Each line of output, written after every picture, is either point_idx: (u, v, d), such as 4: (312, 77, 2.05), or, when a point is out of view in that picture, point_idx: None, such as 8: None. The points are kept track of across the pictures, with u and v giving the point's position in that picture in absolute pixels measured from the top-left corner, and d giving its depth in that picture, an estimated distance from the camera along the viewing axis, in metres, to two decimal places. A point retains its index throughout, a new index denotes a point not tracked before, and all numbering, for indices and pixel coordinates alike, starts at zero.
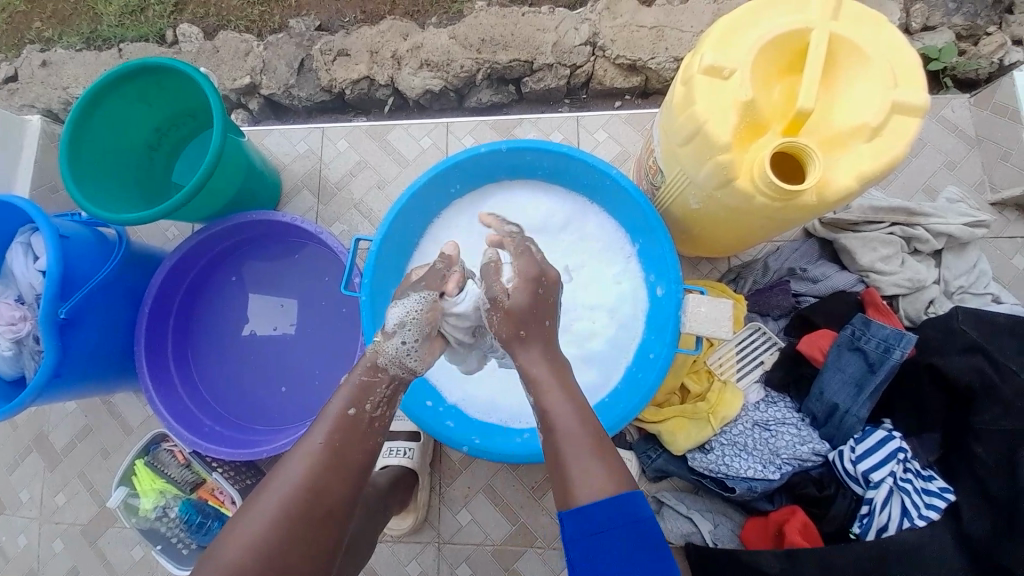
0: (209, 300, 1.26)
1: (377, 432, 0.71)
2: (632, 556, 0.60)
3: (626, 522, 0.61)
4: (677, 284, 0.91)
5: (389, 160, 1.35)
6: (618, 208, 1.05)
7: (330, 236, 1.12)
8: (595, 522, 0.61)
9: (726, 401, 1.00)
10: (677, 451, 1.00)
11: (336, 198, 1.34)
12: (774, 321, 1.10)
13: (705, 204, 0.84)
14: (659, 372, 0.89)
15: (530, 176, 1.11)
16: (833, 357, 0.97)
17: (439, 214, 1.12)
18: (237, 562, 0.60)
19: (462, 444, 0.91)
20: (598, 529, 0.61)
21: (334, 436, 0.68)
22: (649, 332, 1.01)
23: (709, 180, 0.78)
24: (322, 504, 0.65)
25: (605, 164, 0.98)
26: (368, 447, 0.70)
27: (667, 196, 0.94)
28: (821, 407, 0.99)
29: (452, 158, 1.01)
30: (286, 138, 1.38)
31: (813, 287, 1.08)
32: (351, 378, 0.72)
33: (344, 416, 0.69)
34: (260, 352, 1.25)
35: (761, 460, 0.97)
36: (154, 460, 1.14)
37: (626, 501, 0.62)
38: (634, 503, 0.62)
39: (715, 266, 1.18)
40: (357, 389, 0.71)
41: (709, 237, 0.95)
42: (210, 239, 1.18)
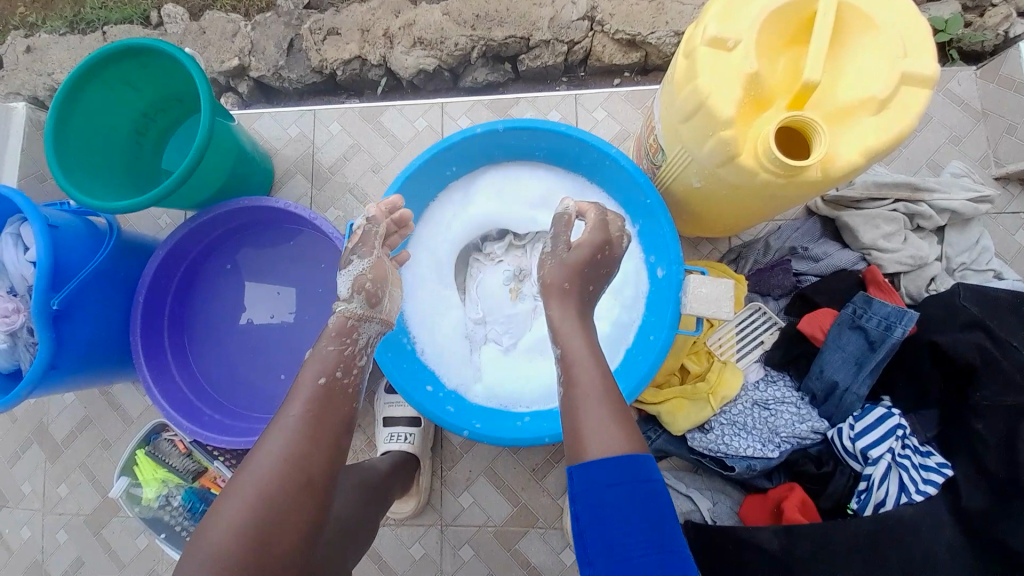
0: (205, 289, 1.25)
1: (351, 397, 0.74)
2: (633, 518, 0.60)
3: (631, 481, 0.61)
4: (677, 265, 0.90)
5: (383, 143, 1.32)
6: (618, 188, 1.03)
7: (325, 222, 1.10)
8: (603, 479, 0.62)
9: (727, 381, 0.99)
10: (677, 431, 1.01)
11: (329, 182, 1.32)
12: (775, 301, 1.10)
13: (707, 182, 0.83)
14: (659, 354, 0.89)
15: (527, 156, 1.09)
16: (833, 336, 0.97)
17: (436, 196, 1.11)
18: (229, 535, 0.61)
19: (463, 427, 0.91)
20: (604, 487, 0.62)
21: (310, 406, 0.69)
22: (649, 313, 1.00)
23: (712, 157, 0.76)
24: (303, 481, 0.65)
25: (604, 144, 0.96)
26: (345, 412, 0.72)
27: (668, 174, 0.92)
28: (821, 386, 0.98)
29: (447, 139, 0.99)
30: (277, 122, 1.35)
31: (814, 266, 1.08)
32: (319, 349, 0.75)
33: (316, 386, 0.71)
34: (259, 340, 1.24)
35: (761, 439, 0.97)
36: (155, 450, 1.15)
37: (628, 471, 0.62)
38: (640, 464, 0.63)
39: (716, 246, 1.17)
40: (326, 360, 0.73)
41: (712, 215, 0.93)
42: (203, 227, 1.16)
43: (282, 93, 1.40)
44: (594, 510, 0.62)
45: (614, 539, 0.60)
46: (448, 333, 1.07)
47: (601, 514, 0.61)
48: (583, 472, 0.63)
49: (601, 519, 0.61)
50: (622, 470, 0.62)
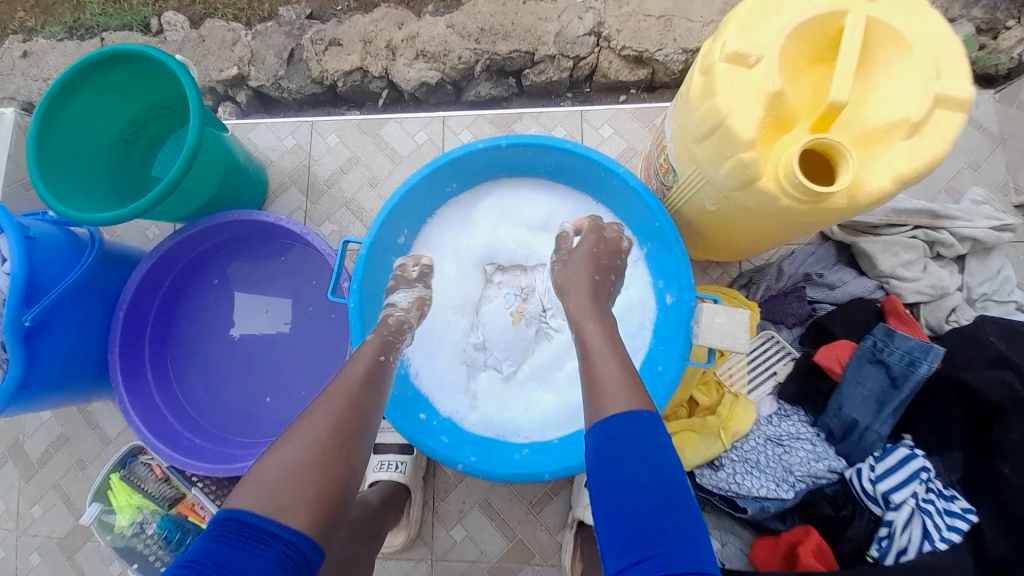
0: (190, 304, 1.19)
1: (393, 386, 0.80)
2: (645, 470, 0.57)
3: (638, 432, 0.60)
4: (690, 292, 0.85)
5: (381, 156, 1.28)
6: (625, 209, 0.98)
7: (317, 237, 1.05)
8: (613, 434, 0.61)
9: (740, 416, 0.92)
10: (685, 467, 0.94)
11: (325, 195, 1.27)
12: (789, 330, 1.05)
13: (722, 206, 0.78)
14: (670, 386, 0.83)
15: (531, 172, 1.04)
16: (853, 370, 0.91)
17: (435, 211, 1.06)
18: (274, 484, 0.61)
19: (457, 461, 0.84)
20: (615, 443, 0.60)
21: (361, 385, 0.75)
22: (657, 342, 0.95)
23: (729, 180, 0.72)
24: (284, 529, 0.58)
25: (613, 163, 0.91)
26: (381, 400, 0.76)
27: (679, 196, 0.87)
28: (839, 422, 0.92)
29: (447, 154, 0.94)
30: (273, 132, 1.31)
31: (830, 294, 1.04)
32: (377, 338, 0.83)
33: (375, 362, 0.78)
34: (245, 359, 1.18)
35: (774, 478, 0.89)
36: (130, 474, 1.07)
37: (650, 448, 0.59)
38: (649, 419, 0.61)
39: (726, 270, 1.12)
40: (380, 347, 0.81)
41: (724, 239, 0.88)
42: (191, 239, 1.11)
43: (280, 105, 1.37)
44: (604, 469, 0.59)
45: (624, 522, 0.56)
46: (442, 357, 1.01)
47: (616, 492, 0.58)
48: (594, 431, 0.62)
49: (610, 477, 0.58)
50: (628, 423, 0.61)
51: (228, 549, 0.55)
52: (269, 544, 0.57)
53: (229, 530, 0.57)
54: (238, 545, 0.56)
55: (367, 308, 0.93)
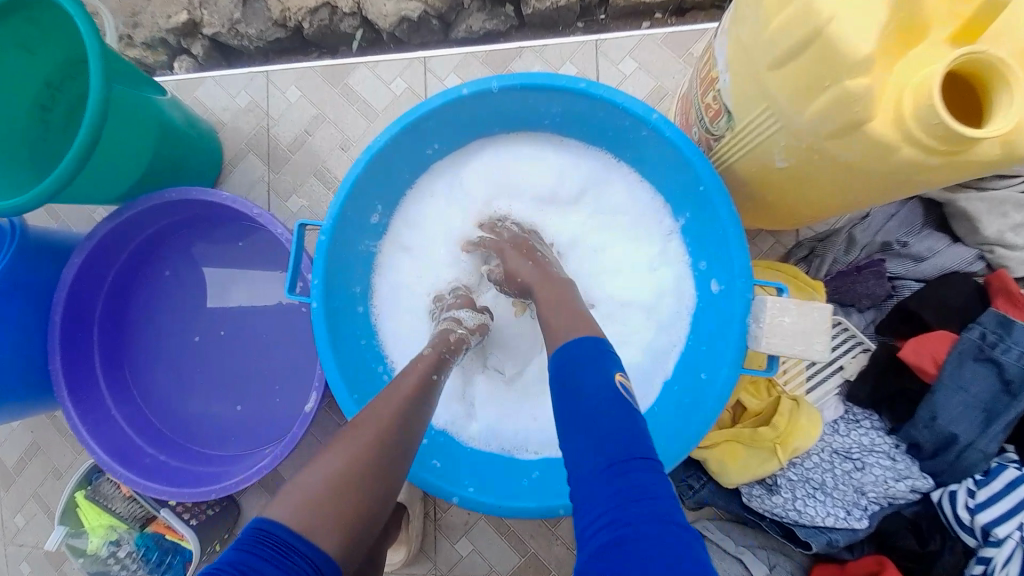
0: (141, 301, 1.01)
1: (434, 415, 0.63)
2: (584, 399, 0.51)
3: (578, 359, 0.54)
4: (745, 279, 0.65)
5: (352, 111, 1.05)
6: (657, 169, 0.76)
7: (271, 217, 0.85)
8: (565, 368, 0.55)
9: (803, 429, 0.74)
10: (728, 485, 0.78)
11: (289, 163, 1.06)
12: (859, 314, 0.85)
13: (802, 162, 0.56)
14: (717, 400, 0.65)
15: (534, 125, 0.82)
16: (952, 370, 0.71)
17: (415, 179, 0.85)
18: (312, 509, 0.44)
19: (451, 494, 0.69)
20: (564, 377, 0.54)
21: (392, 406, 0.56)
22: (694, 338, 0.76)
23: (821, 123, 0.50)
24: None
25: (644, 107, 0.68)
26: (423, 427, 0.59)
27: (733, 147, 0.65)
28: (932, 437, 0.73)
29: (425, 104, 0.72)
30: (223, 88, 1.09)
31: (915, 268, 0.82)
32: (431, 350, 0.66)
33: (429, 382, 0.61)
34: (209, 364, 1.01)
35: (844, 503, 0.73)
36: (96, 493, 0.96)
37: (613, 370, 0.53)
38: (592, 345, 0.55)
39: (779, 240, 0.91)
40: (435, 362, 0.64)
41: (791, 207, 0.66)
42: (129, 224, 0.91)
43: (241, 55, 1.11)
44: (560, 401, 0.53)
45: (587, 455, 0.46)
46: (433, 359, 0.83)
47: (576, 423, 0.49)
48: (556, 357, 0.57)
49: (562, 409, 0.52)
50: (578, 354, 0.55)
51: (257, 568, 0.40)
52: (307, 565, 0.42)
53: (256, 542, 0.41)
54: (270, 562, 0.41)
55: (334, 306, 0.76)
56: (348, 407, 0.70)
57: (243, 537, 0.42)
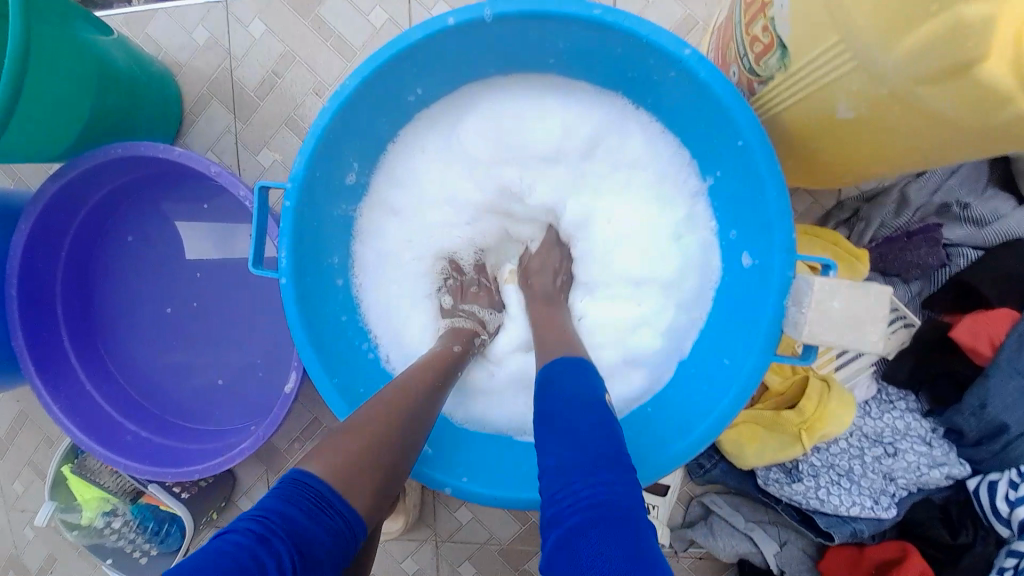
0: (107, 270, 0.94)
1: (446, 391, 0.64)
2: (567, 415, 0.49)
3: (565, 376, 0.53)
4: (785, 253, 0.55)
5: (327, 49, 0.91)
6: (685, 119, 0.64)
7: (229, 175, 0.75)
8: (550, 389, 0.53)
9: (833, 415, 0.68)
10: (745, 467, 0.74)
11: (259, 113, 0.94)
12: (906, 287, 0.75)
13: (873, 114, 0.45)
14: (744, 391, 0.58)
15: (537, 65, 0.68)
16: (1010, 354, 0.65)
17: (397, 131, 0.73)
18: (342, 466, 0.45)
19: (444, 483, 0.65)
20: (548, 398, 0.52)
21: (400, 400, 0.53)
22: (718, 317, 0.68)
23: (916, 64, 0.38)
24: None
25: (670, 39, 0.56)
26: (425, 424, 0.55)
27: (783, 93, 0.53)
28: (979, 426, 0.68)
29: (403, 39, 0.60)
30: (176, 22, 0.94)
31: (976, 233, 0.72)
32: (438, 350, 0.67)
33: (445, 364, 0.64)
34: (186, 337, 0.95)
35: (871, 492, 0.70)
36: (83, 468, 0.94)
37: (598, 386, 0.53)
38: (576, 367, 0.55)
39: (818, 201, 0.79)
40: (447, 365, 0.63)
41: (849, 169, 0.55)
42: (77, 186, 0.82)
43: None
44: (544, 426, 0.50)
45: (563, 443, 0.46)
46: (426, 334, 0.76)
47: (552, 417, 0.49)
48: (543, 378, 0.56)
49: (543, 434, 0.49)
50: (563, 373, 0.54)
51: (294, 519, 0.39)
52: (341, 518, 0.42)
53: (294, 493, 0.40)
54: (306, 511, 0.40)
55: (307, 281, 0.67)
56: (328, 395, 0.64)
57: (277, 487, 0.41)
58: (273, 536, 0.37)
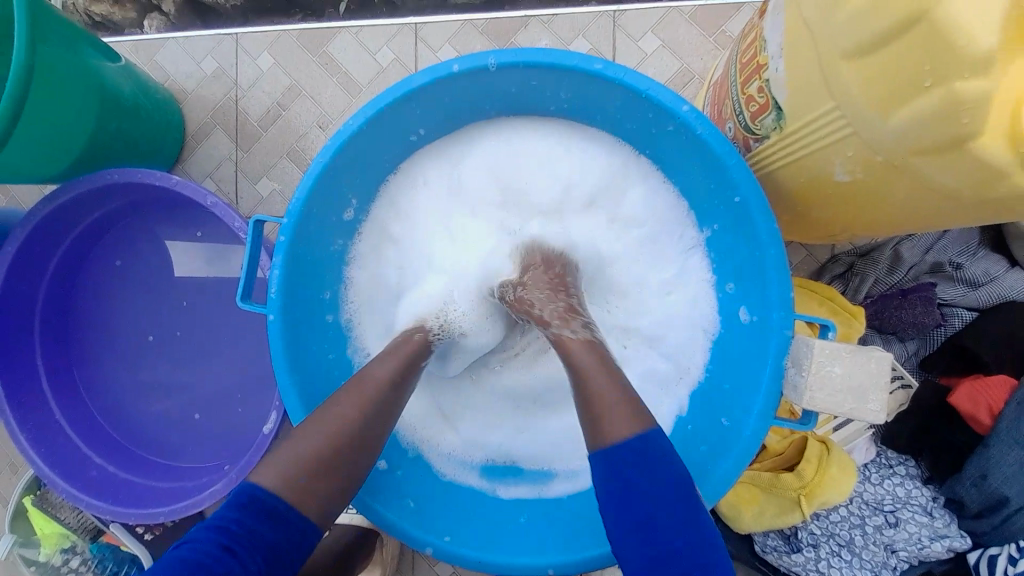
0: (89, 293, 0.91)
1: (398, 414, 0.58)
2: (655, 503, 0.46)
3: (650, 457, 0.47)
4: (784, 312, 0.54)
5: (333, 83, 0.92)
6: (684, 170, 0.64)
7: (224, 205, 0.74)
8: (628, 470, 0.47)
9: (832, 480, 0.65)
10: (741, 530, 0.71)
11: (260, 142, 0.94)
12: (902, 345, 0.74)
13: (870, 178, 0.45)
14: (743, 454, 0.56)
15: (538, 110, 0.69)
16: (1008, 424, 0.63)
17: (398, 167, 0.73)
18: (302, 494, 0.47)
19: (426, 543, 0.61)
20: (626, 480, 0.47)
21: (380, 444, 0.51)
22: (718, 370, 0.65)
23: (907, 134, 0.38)
24: None
25: (670, 96, 0.56)
26: None
27: (778, 153, 0.53)
28: (979, 498, 0.65)
29: (406, 84, 0.60)
30: (186, 51, 0.95)
31: (969, 295, 0.72)
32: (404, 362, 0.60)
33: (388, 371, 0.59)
34: (165, 365, 0.91)
35: (872, 565, 0.67)
36: (44, 501, 0.86)
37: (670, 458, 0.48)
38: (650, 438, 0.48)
39: (812, 253, 0.79)
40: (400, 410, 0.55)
41: (845, 227, 0.55)
42: (69, 209, 0.80)
43: (216, 15, 0.97)
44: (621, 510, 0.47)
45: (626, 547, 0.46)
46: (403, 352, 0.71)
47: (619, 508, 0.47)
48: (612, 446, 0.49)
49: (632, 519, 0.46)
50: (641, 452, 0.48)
51: (258, 530, 0.44)
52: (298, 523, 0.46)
53: (248, 504, 0.45)
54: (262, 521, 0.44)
55: (296, 317, 0.65)
56: None
57: (229, 502, 0.45)
58: (237, 550, 0.42)
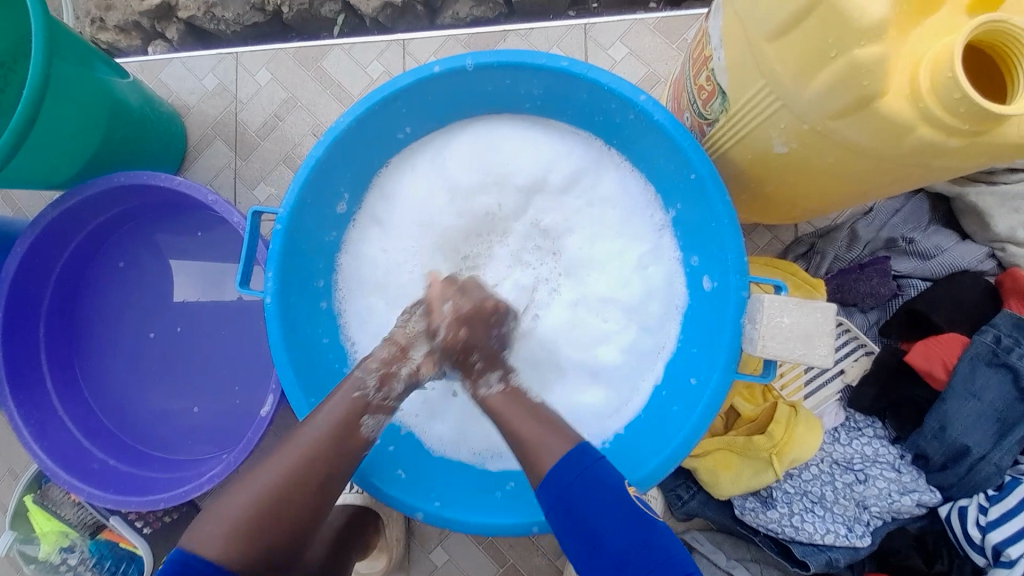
0: (96, 293, 0.95)
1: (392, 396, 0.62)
2: (597, 519, 0.50)
3: (584, 477, 0.53)
4: (739, 273, 0.59)
5: (326, 95, 0.99)
6: (647, 156, 0.70)
7: (225, 203, 0.79)
8: (568, 489, 0.52)
9: (800, 438, 0.69)
10: (720, 497, 0.73)
11: (259, 150, 1.00)
12: (862, 315, 0.78)
13: (802, 147, 0.51)
14: (710, 407, 0.59)
15: (515, 107, 0.76)
16: (962, 375, 0.67)
17: (387, 163, 0.79)
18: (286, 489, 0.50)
19: (416, 508, 0.63)
20: (571, 499, 0.52)
21: None
22: (689, 340, 0.70)
23: (824, 101, 0.45)
24: None
25: (628, 85, 0.63)
26: None
27: (725, 135, 0.60)
28: (942, 449, 0.69)
29: (392, 84, 0.67)
30: (190, 70, 1.02)
31: (921, 265, 0.77)
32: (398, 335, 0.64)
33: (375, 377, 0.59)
34: (166, 361, 0.94)
35: (845, 520, 0.69)
36: (45, 497, 0.88)
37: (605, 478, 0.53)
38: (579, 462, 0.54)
39: (777, 235, 0.84)
40: None
41: (789, 199, 0.60)
42: (82, 211, 0.85)
43: (218, 41, 1.06)
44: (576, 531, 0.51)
45: (602, 522, 0.50)
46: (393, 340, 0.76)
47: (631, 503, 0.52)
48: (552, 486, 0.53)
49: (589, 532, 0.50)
50: (574, 472, 0.53)
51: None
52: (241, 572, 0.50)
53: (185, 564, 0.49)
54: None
55: (293, 302, 0.69)
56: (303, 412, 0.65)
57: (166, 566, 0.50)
58: None
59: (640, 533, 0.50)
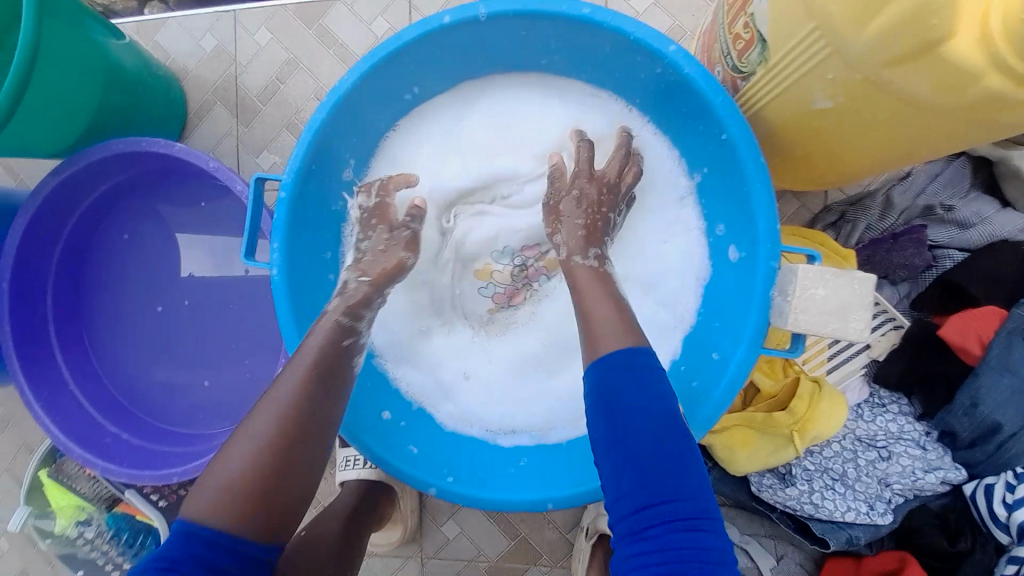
0: (101, 267, 0.93)
1: None
2: (637, 425, 0.44)
3: (635, 378, 0.46)
4: (770, 245, 0.56)
5: (329, 55, 0.94)
6: (674, 117, 0.66)
7: (227, 170, 0.76)
8: (615, 386, 0.46)
9: (824, 415, 0.67)
10: (736, 473, 0.71)
11: (261, 115, 0.96)
12: (892, 288, 0.75)
13: (848, 100, 0.46)
14: (734, 382, 0.57)
15: (532, 64, 0.70)
16: (998, 350, 0.65)
17: (393, 125, 0.74)
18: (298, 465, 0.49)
19: (429, 482, 0.63)
20: (615, 397, 0.46)
21: None
22: (712, 314, 0.67)
23: (878, 47, 0.40)
24: None
25: (657, 36, 0.57)
26: None
27: (761, 90, 0.55)
28: (971, 427, 0.67)
29: (399, 37, 0.62)
30: (186, 30, 0.97)
31: (960, 235, 0.73)
32: None
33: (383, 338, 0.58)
34: (175, 334, 0.94)
35: (867, 498, 0.68)
36: (60, 472, 0.89)
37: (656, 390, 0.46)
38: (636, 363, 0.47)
39: (805, 204, 0.80)
40: None
41: (827, 161, 0.56)
42: (80, 181, 0.83)
43: None
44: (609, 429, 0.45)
45: (640, 428, 0.44)
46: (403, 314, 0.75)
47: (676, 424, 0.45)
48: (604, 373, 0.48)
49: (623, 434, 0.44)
50: (626, 371, 0.47)
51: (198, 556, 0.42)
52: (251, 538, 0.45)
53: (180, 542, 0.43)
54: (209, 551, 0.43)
55: (299, 274, 0.67)
56: None
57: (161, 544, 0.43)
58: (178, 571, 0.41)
59: (679, 453, 0.44)
